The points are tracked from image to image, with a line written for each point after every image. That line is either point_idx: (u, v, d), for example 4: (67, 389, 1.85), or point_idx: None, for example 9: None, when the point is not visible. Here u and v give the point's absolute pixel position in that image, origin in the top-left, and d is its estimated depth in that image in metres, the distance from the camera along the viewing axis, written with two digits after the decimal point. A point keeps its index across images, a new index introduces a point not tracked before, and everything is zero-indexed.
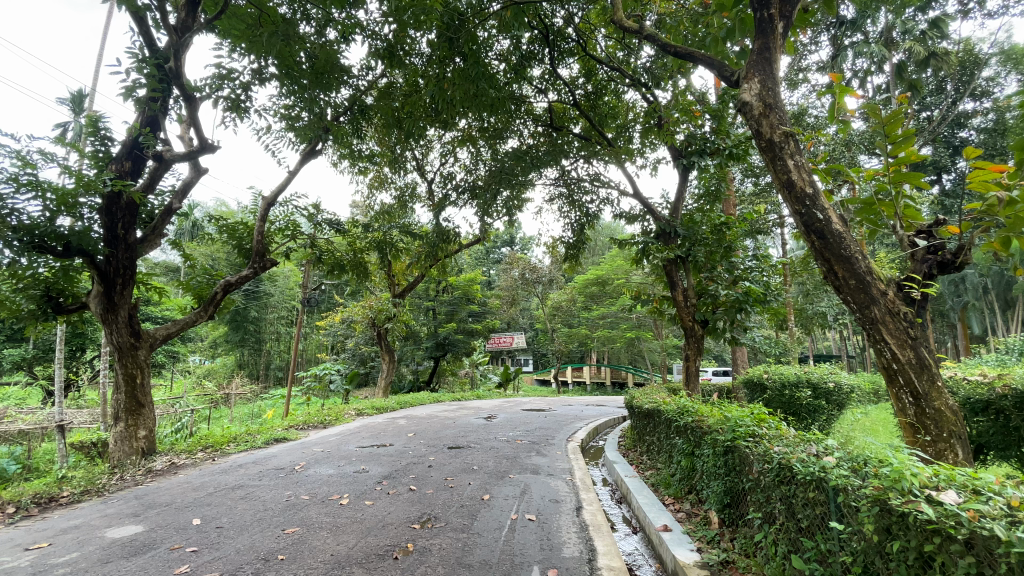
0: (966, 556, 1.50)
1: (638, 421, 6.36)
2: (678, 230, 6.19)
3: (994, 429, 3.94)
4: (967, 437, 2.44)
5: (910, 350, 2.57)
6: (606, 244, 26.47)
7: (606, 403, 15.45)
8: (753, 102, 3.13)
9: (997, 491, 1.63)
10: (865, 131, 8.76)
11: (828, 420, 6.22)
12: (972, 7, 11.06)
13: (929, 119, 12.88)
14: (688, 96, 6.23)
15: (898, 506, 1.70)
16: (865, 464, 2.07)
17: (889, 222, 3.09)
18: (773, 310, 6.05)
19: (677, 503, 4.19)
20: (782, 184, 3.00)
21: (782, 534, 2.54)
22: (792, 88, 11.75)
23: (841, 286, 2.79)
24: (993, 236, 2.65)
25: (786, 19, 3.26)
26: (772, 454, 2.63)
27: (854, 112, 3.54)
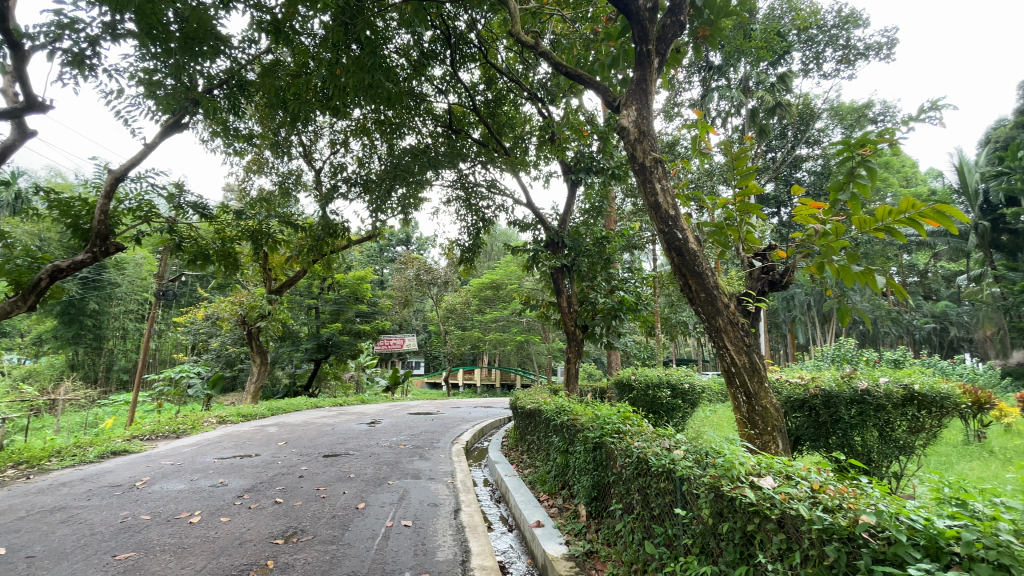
0: (778, 533, 1.75)
1: (521, 421, 6.55)
2: (565, 241, 6.53)
3: (808, 422, 4.70)
4: (786, 430, 2.88)
5: (744, 355, 2.98)
6: (500, 249, 27.03)
7: (493, 405, 15.68)
8: (630, 128, 3.42)
9: (803, 475, 1.92)
10: (725, 163, 10.01)
11: (683, 417, 6.95)
12: (811, 68, 13.23)
13: (773, 160, 15.07)
14: (579, 116, 6.60)
15: (728, 492, 1.96)
16: (706, 455, 2.35)
17: (735, 245, 3.55)
18: (644, 318, 6.61)
19: (551, 499, 4.40)
20: (650, 205, 3.30)
21: (638, 523, 2.79)
22: (668, 120, 13.06)
23: (693, 299, 3.14)
24: (811, 262, 3.17)
25: (662, 56, 3.59)
26: (633, 449, 2.87)
27: (712, 146, 4.01)
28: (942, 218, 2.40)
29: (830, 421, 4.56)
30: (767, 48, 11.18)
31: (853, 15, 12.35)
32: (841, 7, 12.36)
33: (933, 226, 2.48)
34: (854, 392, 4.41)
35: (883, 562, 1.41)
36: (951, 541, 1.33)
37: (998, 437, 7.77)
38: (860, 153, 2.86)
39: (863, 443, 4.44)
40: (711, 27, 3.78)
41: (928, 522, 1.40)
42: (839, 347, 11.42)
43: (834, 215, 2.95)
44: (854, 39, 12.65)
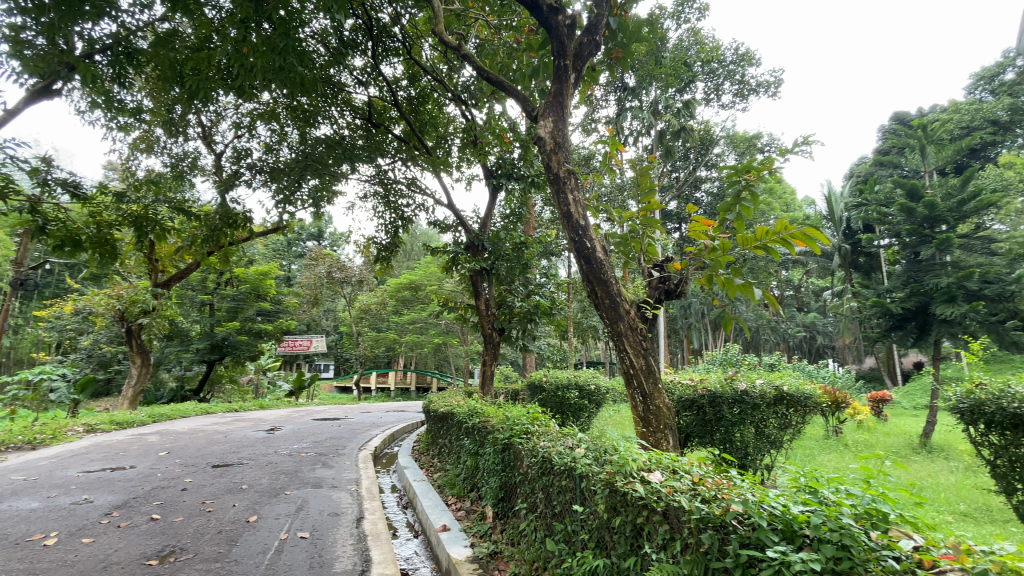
0: (663, 524, 1.89)
1: (433, 424, 6.46)
2: (486, 244, 6.53)
3: (696, 420, 5.11)
4: (676, 427, 3.13)
5: (642, 358, 3.19)
6: (419, 249, 26.56)
7: (406, 408, 15.28)
8: (546, 139, 3.55)
9: (686, 469, 2.10)
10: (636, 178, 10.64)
11: (589, 417, 7.26)
12: (711, 98, 14.51)
13: (677, 179, 16.31)
14: (501, 122, 6.66)
15: (621, 487, 2.09)
16: (604, 453, 2.47)
17: (638, 256, 3.80)
18: (557, 322, 6.82)
19: (459, 502, 4.40)
20: (562, 214, 3.43)
21: (540, 521, 2.88)
22: (585, 134, 13.65)
23: (599, 304, 3.31)
24: (702, 274, 3.48)
25: (578, 72, 3.75)
26: (538, 449, 2.95)
27: (621, 162, 4.26)
28: (809, 240, 2.76)
29: (714, 419, 4.98)
30: (675, 75, 12.08)
31: (747, 55, 13.74)
32: (738, 46, 13.70)
33: (801, 246, 2.84)
34: (735, 392, 4.86)
35: (749, 546, 1.56)
36: (802, 524, 1.49)
37: (850, 431, 8.99)
38: (745, 178, 3.18)
39: (742, 439, 4.92)
40: (623, 50, 4.02)
41: (786, 509, 1.55)
42: (726, 351, 12.60)
43: (722, 232, 3.25)
44: (748, 76, 14.09)
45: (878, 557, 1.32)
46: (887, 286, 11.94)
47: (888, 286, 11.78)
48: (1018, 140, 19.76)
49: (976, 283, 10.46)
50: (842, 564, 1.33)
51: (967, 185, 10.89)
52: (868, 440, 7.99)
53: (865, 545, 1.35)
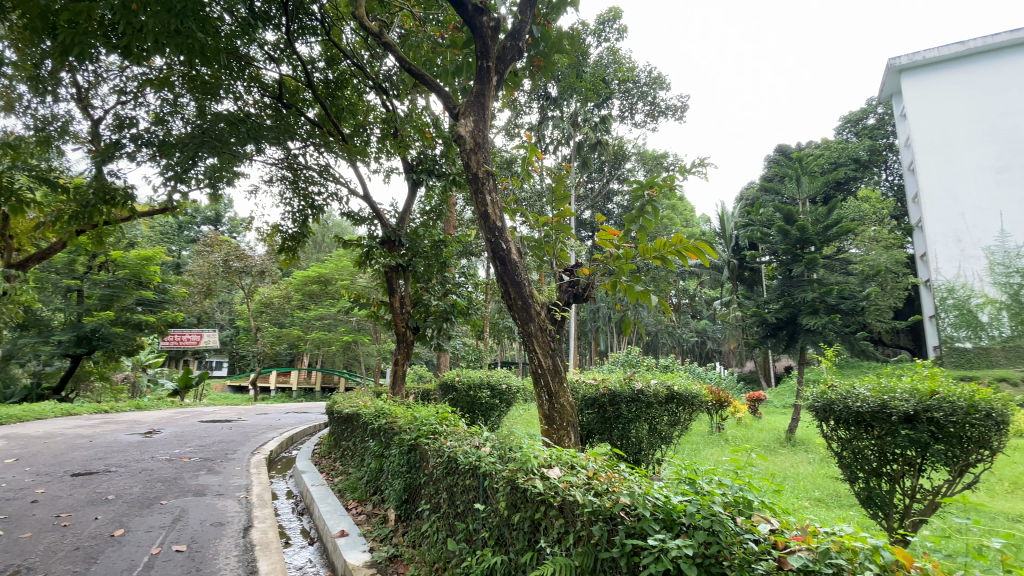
0: (558, 518, 1.96)
1: (336, 426, 6.17)
2: (402, 240, 6.36)
3: (597, 418, 5.36)
4: (578, 425, 3.26)
5: (550, 358, 3.30)
6: (330, 242, 25.27)
7: (308, 410, 14.46)
8: (466, 137, 3.54)
9: (583, 464, 2.19)
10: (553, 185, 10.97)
11: (499, 416, 7.35)
12: (626, 116, 15.37)
13: (592, 189, 17.08)
14: (423, 117, 6.53)
15: (522, 483, 2.13)
16: (508, 451, 2.51)
17: (551, 259, 3.92)
18: (473, 322, 6.80)
19: (360, 506, 4.24)
20: (480, 214, 3.44)
21: (442, 522, 2.87)
22: (508, 139, 13.82)
23: (511, 305, 3.37)
24: (608, 280, 3.66)
25: (501, 75, 3.78)
26: (444, 448, 2.93)
27: (538, 167, 4.35)
28: (699, 253, 3.04)
29: (613, 416, 5.26)
30: (594, 90, 12.65)
31: (659, 78, 14.75)
32: (651, 70, 14.66)
33: (693, 258, 3.10)
34: (633, 391, 5.17)
35: (633, 536, 1.67)
36: (680, 513, 1.60)
37: (731, 427, 9.96)
38: (649, 193, 3.39)
39: (637, 436, 5.25)
40: (544, 58, 4.13)
41: (667, 499, 1.67)
42: (629, 353, 13.38)
43: (627, 242, 3.44)
44: (659, 99, 15.12)
45: (741, 540, 1.45)
46: (767, 298, 13.42)
47: (766, 298, 13.36)
48: (873, 178, 23.12)
49: (834, 299, 12.09)
50: (712, 548, 1.46)
51: (832, 213, 12.54)
52: (745, 435, 8.91)
53: (731, 529, 1.48)
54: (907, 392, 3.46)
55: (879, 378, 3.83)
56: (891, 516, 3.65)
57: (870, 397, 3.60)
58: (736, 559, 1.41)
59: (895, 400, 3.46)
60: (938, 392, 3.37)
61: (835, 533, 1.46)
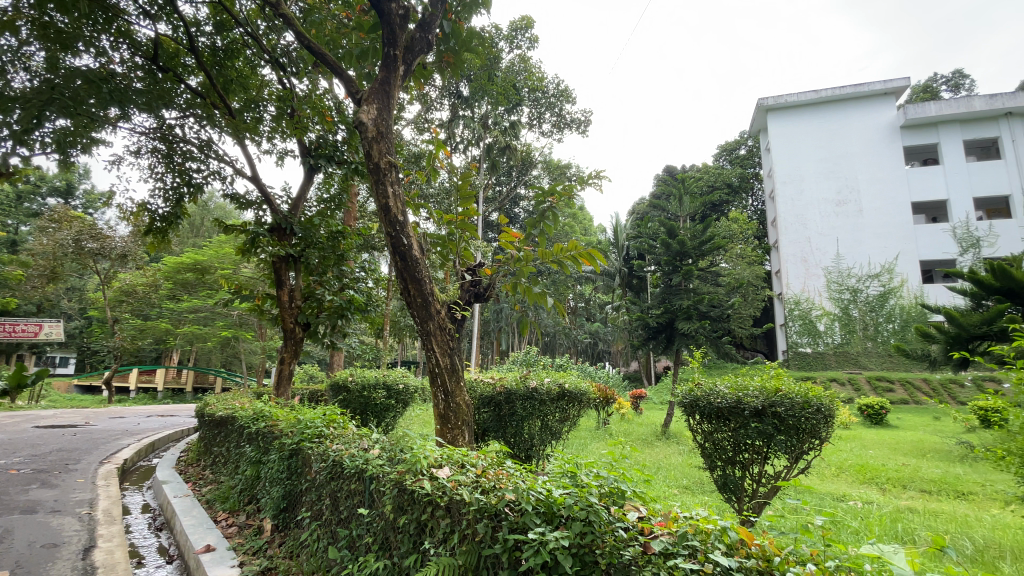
0: (445, 518, 1.95)
1: (208, 430, 5.56)
2: (295, 229, 5.91)
3: (492, 417, 5.42)
4: (472, 424, 3.27)
5: (447, 357, 3.27)
6: (211, 226, 22.83)
7: (176, 413, 12.91)
8: (368, 125, 3.39)
9: (472, 463, 2.19)
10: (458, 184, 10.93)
11: (393, 417, 7.13)
12: (535, 124, 15.80)
13: (500, 193, 17.28)
14: (325, 99, 6.13)
15: (410, 485, 2.08)
16: (398, 452, 2.43)
17: (453, 256, 3.88)
18: (371, 320, 6.51)
19: (231, 517, 3.87)
20: (380, 206, 3.31)
21: (324, 529, 2.71)
22: (417, 132, 13.51)
23: (410, 302, 3.28)
24: (509, 280, 3.70)
25: (407, 66, 3.69)
26: (329, 451, 2.78)
27: (443, 164, 4.28)
28: (592, 260, 3.19)
29: (508, 414, 5.36)
30: (505, 95, 12.86)
31: (566, 91, 15.36)
32: (559, 82, 15.23)
33: (586, 264, 3.24)
34: (527, 389, 5.30)
35: (515, 531, 1.71)
36: (560, 506, 1.66)
37: (617, 423, 10.65)
38: (551, 200, 3.48)
39: (530, 433, 5.40)
40: (454, 56, 4.09)
41: (549, 493, 1.73)
42: (528, 353, 13.72)
43: (528, 245, 3.53)
44: (565, 111, 15.73)
45: (612, 528, 1.55)
46: (653, 304, 14.59)
47: (651, 304, 14.54)
48: (743, 202, 26.18)
49: (706, 307, 13.49)
50: (586, 538, 1.55)
51: (707, 230, 13.99)
52: (628, 430, 9.58)
53: (604, 519, 1.57)
54: (757, 389, 3.95)
55: (736, 377, 4.32)
56: (741, 498, 4.14)
57: (728, 393, 4.04)
58: (607, 547, 1.51)
59: (748, 396, 3.93)
60: (781, 389, 3.91)
61: (692, 517, 1.60)
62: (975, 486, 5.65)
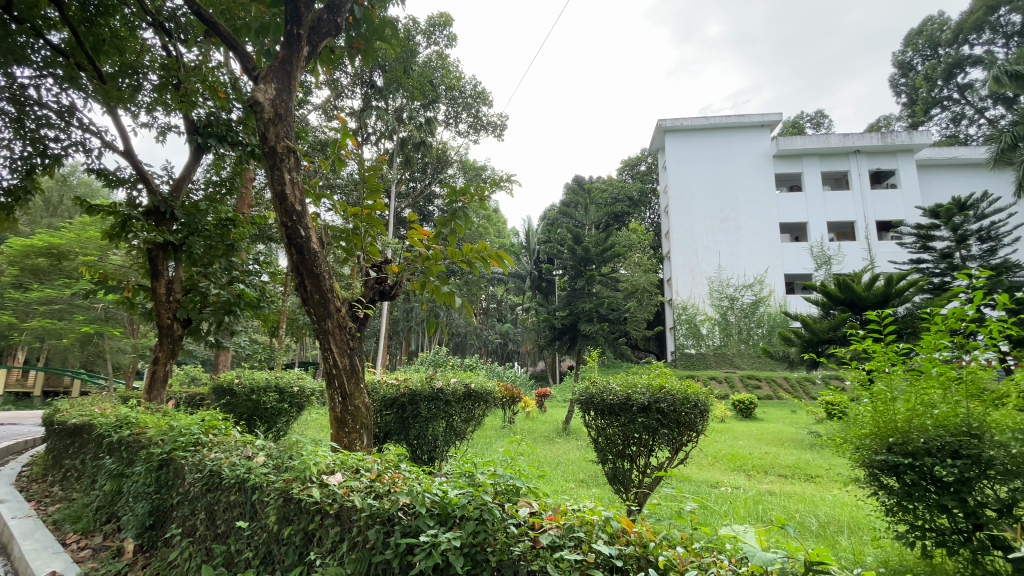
0: (335, 527, 1.86)
1: (59, 440, 4.80)
2: (175, 213, 5.28)
3: (394, 419, 5.28)
4: (372, 427, 3.15)
5: (347, 358, 3.13)
6: (71, 206, 19.73)
7: (16, 422, 10.96)
8: (265, 105, 3.14)
9: (366, 467, 2.10)
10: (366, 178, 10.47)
11: (286, 422, 6.66)
12: (451, 122, 15.66)
13: (413, 189, 16.89)
14: (218, 73, 5.56)
15: (297, 494, 1.95)
16: (286, 459, 2.27)
17: (357, 252, 3.72)
18: (264, 317, 6.03)
19: (83, 540, 3.38)
20: (276, 193, 3.08)
21: (198, 547, 2.47)
22: (326, 119, 12.79)
23: (306, 299, 3.09)
24: (416, 279, 3.61)
25: (312, 47, 3.48)
26: (206, 461, 2.53)
27: (349, 156, 4.08)
28: (500, 261, 3.19)
29: (411, 416, 5.24)
30: (419, 91, 12.65)
31: (483, 94, 15.44)
32: (476, 84, 15.26)
33: (495, 265, 3.24)
34: (432, 390, 5.23)
35: (408, 534, 1.68)
36: (455, 506, 1.66)
37: (521, 422, 10.90)
38: (462, 200, 3.44)
39: (433, 435, 5.32)
40: (366, 43, 3.92)
41: (444, 494, 1.71)
42: (437, 353, 13.59)
43: (436, 243, 3.49)
44: (482, 113, 15.74)
45: (504, 525, 1.57)
46: None
47: None
48: (643, 214, 28.09)
49: None
50: (478, 537, 1.56)
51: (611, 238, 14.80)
52: (532, 428, 9.84)
53: (497, 516, 1.59)
54: (645, 387, 4.25)
55: (628, 375, 4.62)
56: (629, 489, 4.42)
57: (619, 390, 4.30)
58: (498, 544, 1.53)
59: (637, 393, 4.21)
60: (664, 387, 4.25)
61: (580, 509, 1.68)
62: (821, 470, 6.55)
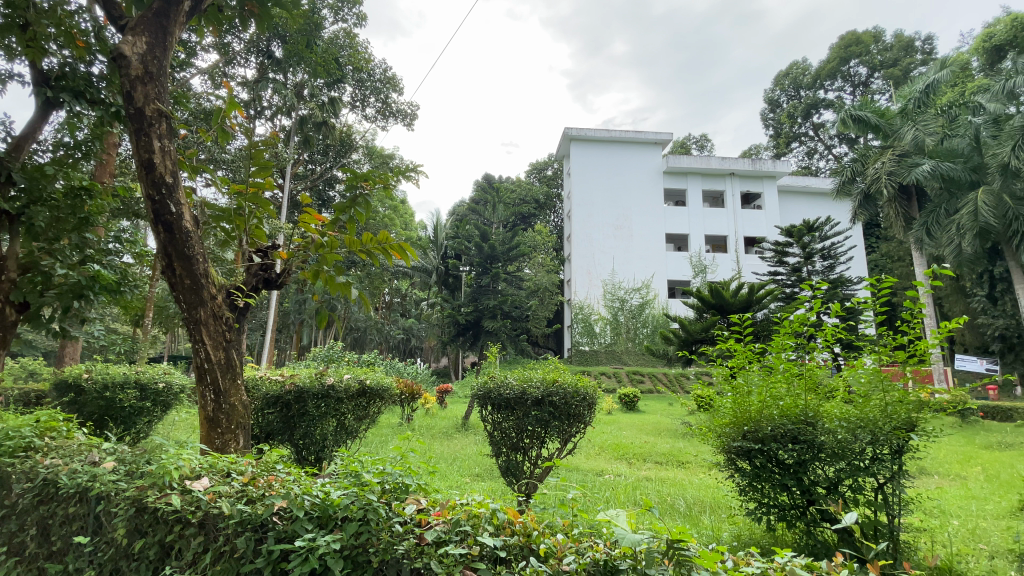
0: (197, 536, 1.70)
1: None
2: (13, 177, 4.38)
3: (278, 417, 4.92)
4: (249, 426, 2.91)
5: (221, 351, 2.85)
6: None
7: None
8: (132, 61, 2.74)
9: (238, 470, 1.92)
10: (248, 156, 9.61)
11: (148, 422, 5.91)
12: (358, 105, 14.90)
13: (312, 172, 15.84)
14: (77, 16, 4.71)
15: (152, 502, 1.73)
16: (142, 463, 2.01)
17: (239, 234, 3.38)
18: (125, 303, 5.26)
19: None
20: (140, 162, 2.71)
21: (26, 568, 2.10)
22: (212, 86, 11.52)
23: (175, 284, 2.76)
24: (308, 267, 3.37)
25: (194, 4, 3.11)
26: (38, 469, 2.15)
27: (234, 128, 3.69)
28: (402, 253, 3.06)
29: (297, 415, 4.92)
30: (323, 69, 11.88)
31: (393, 79, 14.92)
32: (387, 68, 14.72)
33: (397, 257, 3.10)
34: (322, 387, 4.94)
35: (283, 540, 1.60)
36: (336, 508, 1.59)
37: (419, 419, 10.72)
38: (363, 186, 3.27)
39: (321, 434, 5.04)
40: (261, 8, 3.59)
41: (326, 495, 1.63)
42: (330, 348, 12.90)
43: (331, 229, 3.28)
44: (392, 100, 15.15)
45: (390, 524, 1.54)
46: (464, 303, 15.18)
47: None
48: (547, 217, 29.17)
49: None
50: (361, 538, 1.51)
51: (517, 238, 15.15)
52: (429, 425, 9.73)
53: (383, 516, 1.55)
54: (539, 380, 4.42)
55: (524, 370, 4.75)
56: (520, 480, 4.54)
57: (515, 384, 4.41)
58: (382, 544, 1.50)
59: (532, 387, 4.34)
60: (557, 381, 4.43)
61: (467, 502, 1.67)
62: (690, 457, 7.28)
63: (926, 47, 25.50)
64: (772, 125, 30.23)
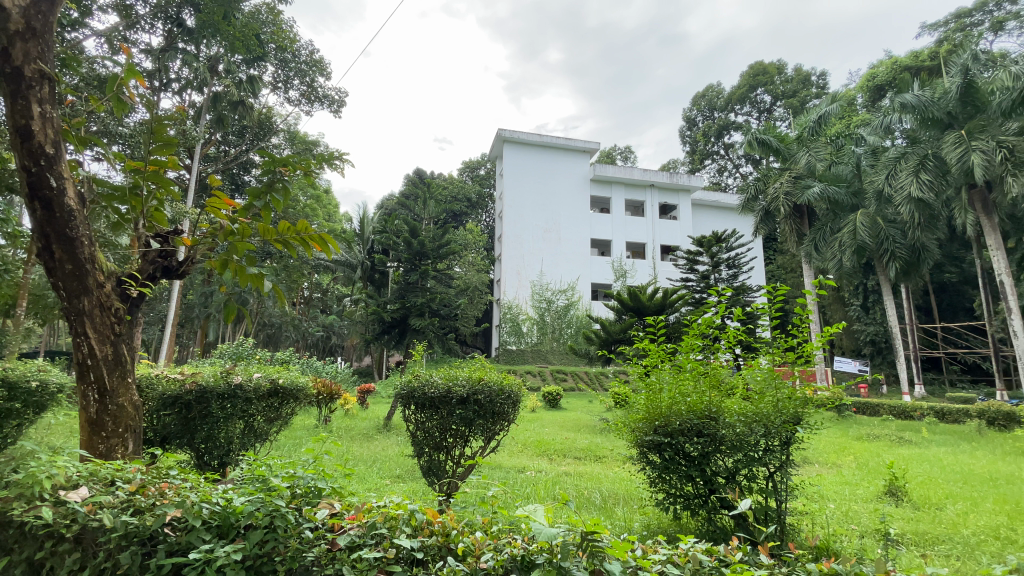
0: (71, 552, 1.52)
1: None
2: None
3: (177, 419, 4.51)
4: (140, 430, 2.65)
5: (109, 346, 2.57)
6: None
7: None
8: (11, 12, 2.37)
9: (126, 477, 1.74)
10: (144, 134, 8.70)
11: (17, 426, 5.16)
12: (279, 86, 14.03)
13: (224, 154, 14.70)
14: None
15: (16, 517, 1.51)
16: (6, 473, 1.74)
17: (134, 217, 3.04)
18: None
19: None
20: (13, 128, 2.35)
21: None
22: (109, 50, 10.32)
23: (53, 270, 2.43)
24: (216, 255, 3.12)
25: None
26: None
27: (133, 99, 3.30)
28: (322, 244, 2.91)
29: (198, 417, 4.53)
30: (240, 44, 11.06)
31: (320, 63, 14.16)
32: (313, 50, 13.96)
33: (317, 249, 2.93)
34: (228, 386, 4.58)
35: (175, 554, 1.47)
36: (239, 516, 1.49)
37: (337, 420, 10.29)
38: (281, 171, 3.06)
39: (226, 437, 4.67)
40: None
41: (228, 502, 1.53)
42: (239, 345, 12.04)
43: (243, 216, 3.05)
44: (318, 85, 14.39)
45: (299, 530, 1.46)
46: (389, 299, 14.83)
47: None
48: (478, 216, 29.13)
49: None
50: (266, 546, 1.43)
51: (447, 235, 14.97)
52: (348, 426, 9.37)
53: (291, 522, 1.47)
54: (464, 379, 4.40)
55: (449, 368, 4.70)
56: (441, 479, 4.50)
57: (440, 383, 4.35)
58: (289, 552, 1.42)
59: (456, 385, 4.32)
60: (483, 379, 4.45)
61: (384, 505, 1.63)
62: (607, 451, 7.61)
63: (820, 82, 28.52)
64: (689, 142, 32.38)
